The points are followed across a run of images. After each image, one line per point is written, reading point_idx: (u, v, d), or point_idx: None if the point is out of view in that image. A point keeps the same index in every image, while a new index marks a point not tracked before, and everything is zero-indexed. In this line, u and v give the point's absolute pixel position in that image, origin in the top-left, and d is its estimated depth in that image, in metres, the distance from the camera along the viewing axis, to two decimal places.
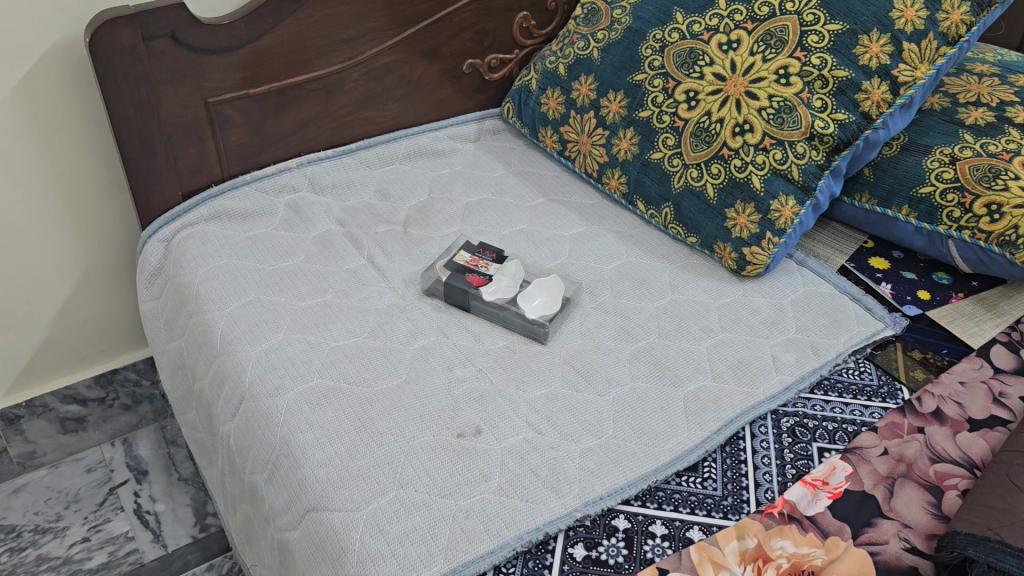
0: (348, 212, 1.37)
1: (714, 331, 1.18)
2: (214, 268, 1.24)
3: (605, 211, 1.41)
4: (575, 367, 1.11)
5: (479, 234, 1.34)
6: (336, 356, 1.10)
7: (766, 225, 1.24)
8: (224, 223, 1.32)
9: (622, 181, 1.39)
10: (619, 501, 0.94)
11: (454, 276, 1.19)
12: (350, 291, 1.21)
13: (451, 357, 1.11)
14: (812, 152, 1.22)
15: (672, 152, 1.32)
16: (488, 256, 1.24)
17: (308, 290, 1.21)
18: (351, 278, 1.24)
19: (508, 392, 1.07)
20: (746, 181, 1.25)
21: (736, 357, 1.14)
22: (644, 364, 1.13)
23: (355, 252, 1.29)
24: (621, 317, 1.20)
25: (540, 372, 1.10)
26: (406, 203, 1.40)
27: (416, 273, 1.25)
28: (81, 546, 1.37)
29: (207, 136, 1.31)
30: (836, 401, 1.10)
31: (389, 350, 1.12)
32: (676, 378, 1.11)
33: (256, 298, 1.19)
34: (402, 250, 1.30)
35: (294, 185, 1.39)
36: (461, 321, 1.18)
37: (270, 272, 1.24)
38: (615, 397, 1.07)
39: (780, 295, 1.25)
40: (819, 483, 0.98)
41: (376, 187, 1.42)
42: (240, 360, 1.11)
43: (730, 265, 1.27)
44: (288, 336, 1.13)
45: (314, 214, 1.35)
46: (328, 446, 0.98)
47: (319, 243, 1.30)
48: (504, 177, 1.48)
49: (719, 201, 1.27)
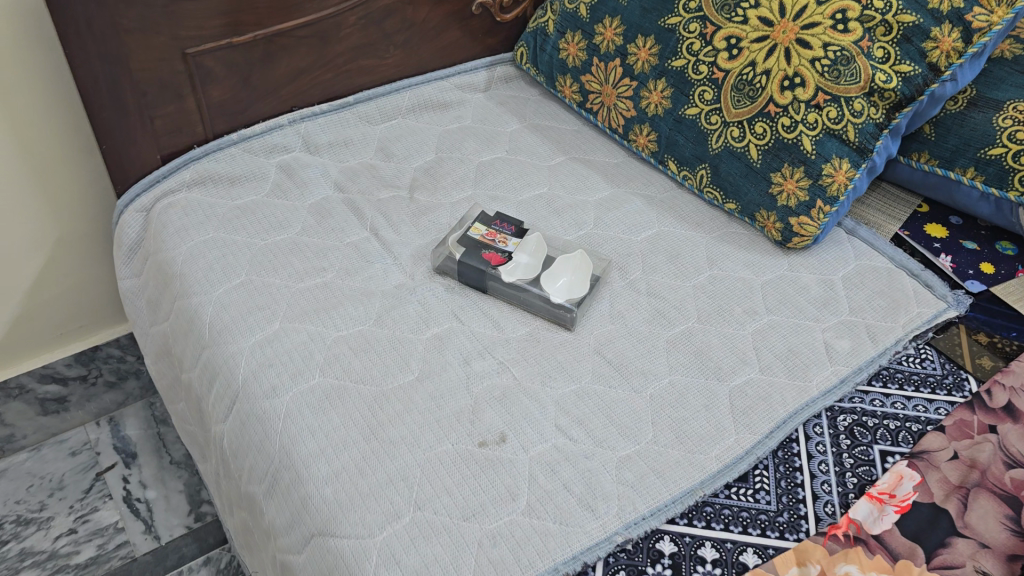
0: (348, 176, 1.23)
1: (760, 314, 1.07)
2: (198, 244, 1.11)
3: (632, 172, 1.28)
4: (607, 358, 1.00)
5: (493, 202, 1.20)
6: (339, 349, 0.98)
7: (817, 192, 1.10)
8: (209, 189, 1.18)
9: (651, 138, 1.25)
10: (664, 520, 0.84)
11: (469, 253, 1.07)
12: (352, 270, 1.08)
13: (468, 349, 1.00)
14: (870, 109, 1.08)
15: (710, 107, 1.17)
16: (506, 229, 1.10)
17: (305, 269, 1.08)
18: (352, 255, 1.11)
19: (533, 389, 0.95)
20: (795, 142, 1.11)
21: (785, 345, 1.03)
22: (683, 353, 1.01)
23: (356, 224, 1.15)
24: (655, 297, 1.08)
25: (568, 365, 0.99)
26: (411, 165, 1.26)
27: (424, 248, 1.12)
28: (68, 539, 1.27)
29: (186, 92, 1.15)
30: (897, 395, 0.99)
31: (398, 340, 1.00)
32: (720, 371, 0.99)
33: (248, 280, 1.06)
34: (409, 221, 1.16)
35: (286, 145, 1.25)
36: (478, 304, 1.06)
37: (263, 248, 1.11)
38: (653, 394, 0.96)
39: (830, 270, 1.13)
40: (886, 497, 0.87)
41: (378, 146, 1.28)
42: (231, 355, 0.98)
43: (774, 236, 1.15)
44: (285, 326, 1.00)
45: (310, 179, 1.21)
46: (333, 459, 0.86)
47: (315, 213, 1.16)
48: (519, 133, 1.33)
49: (763, 164, 1.13)
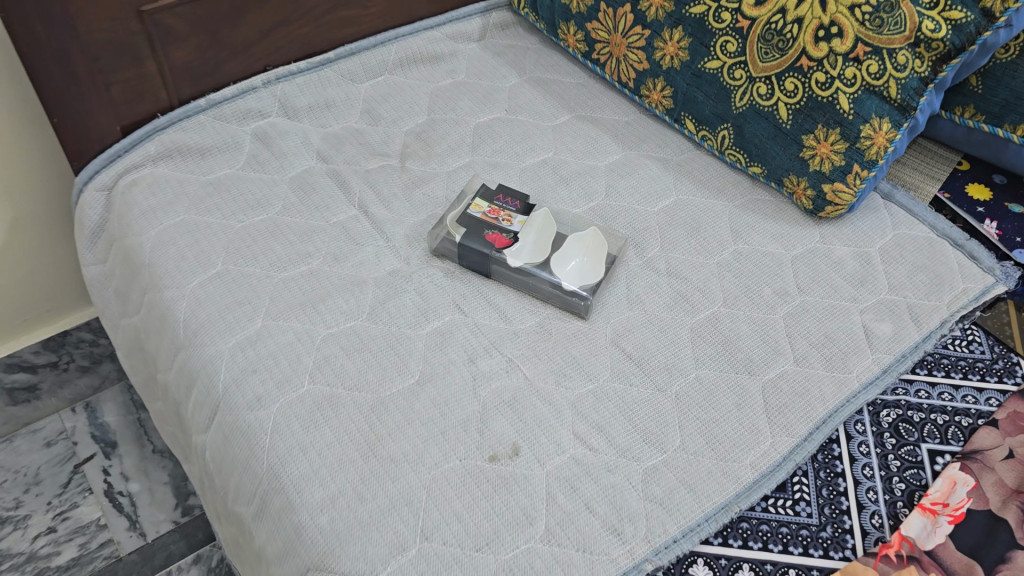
0: (331, 145, 1.11)
1: (792, 295, 0.97)
2: (168, 228, 0.99)
3: (644, 131, 1.16)
4: (627, 352, 0.91)
5: (494, 170, 1.09)
6: (329, 350, 0.88)
7: (854, 156, 1.00)
8: (177, 163, 1.06)
9: (666, 94, 1.14)
10: (698, 542, 0.76)
11: (470, 235, 0.96)
12: (340, 256, 0.98)
13: (473, 345, 0.90)
14: (915, 61, 0.96)
15: (733, 60, 1.05)
16: (511, 205, 1.00)
17: (287, 255, 0.97)
18: (340, 238, 1.00)
19: (547, 390, 0.86)
20: (830, 100, 0.99)
21: (821, 331, 0.94)
22: (709, 343, 0.92)
23: (343, 199, 1.04)
24: (675, 278, 0.98)
25: (584, 361, 0.89)
26: (401, 129, 1.14)
27: (419, 228, 1.01)
28: (47, 538, 1.19)
29: (144, 55, 1.02)
30: (944, 384, 0.91)
31: (395, 337, 0.90)
32: (751, 363, 0.90)
33: (224, 270, 0.95)
34: (402, 196, 1.05)
35: (261, 110, 1.12)
36: (482, 291, 0.96)
37: (240, 231, 0.99)
38: (678, 393, 0.87)
39: (865, 242, 1.03)
40: (939, 507, 0.79)
41: (364, 108, 1.16)
42: (209, 359, 0.88)
43: (805, 204, 1.05)
44: (269, 324, 0.90)
45: (289, 150, 1.09)
46: (328, 482, 0.78)
47: (296, 189, 1.05)
48: (519, 88, 1.21)
49: (794, 124, 1.02)
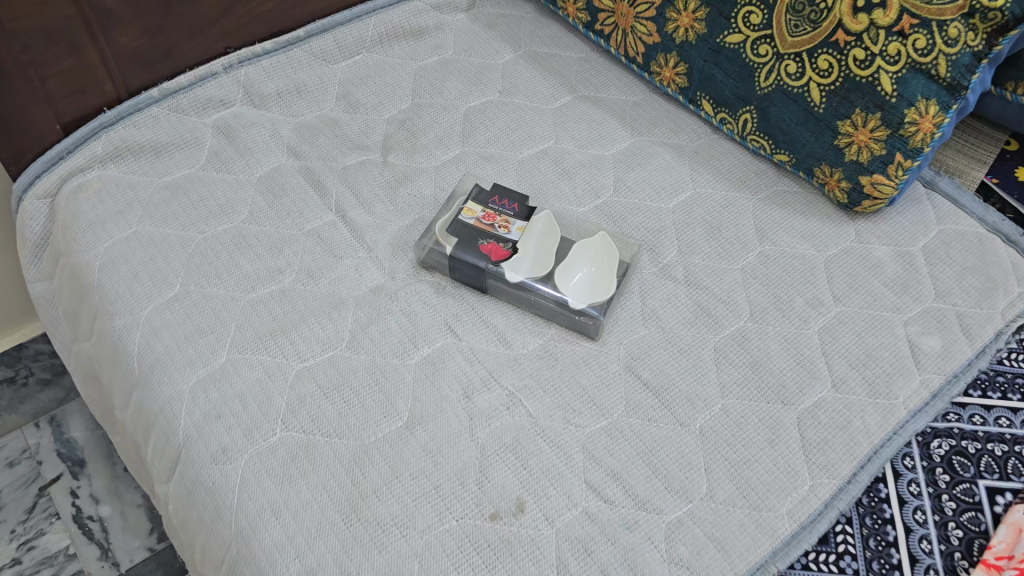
0: (303, 138, 0.98)
1: (826, 306, 0.86)
2: (119, 242, 0.87)
3: (655, 113, 1.04)
4: (643, 380, 0.80)
5: (487, 165, 0.97)
6: (305, 389, 0.77)
7: (896, 143, 0.87)
8: (129, 164, 0.94)
9: (679, 71, 1.01)
10: None
11: (462, 246, 0.85)
12: (315, 272, 0.86)
13: (469, 376, 0.79)
14: (968, 34, 0.83)
15: (758, 34, 0.92)
16: (508, 209, 0.88)
17: (255, 272, 0.85)
18: (316, 249, 0.88)
19: (554, 430, 0.76)
20: (870, 81, 0.87)
21: (863, 348, 0.83)
22: (735, 367, 0.81)
23: (318, 203, 0.92)
24: (696, 288, 0.87)
25: (595, 393, 0.79)
26: (382, 117, 1.01)
27: (404, 235, 0.90)
28: (11, 572, 1.10)
29: (83, 42, 0.88)
30: (1001, 408, 0.80)
31: (379, 370, 0.79)
32: (784, 391, 0.79)
33: (183, 292, 0.84)
34: (384, 198, 0.93)
35: (223, 98, 0.99)
36: (477, 310, 0.85)
37: (201, 244, 0.87)
38: (704, 428, 0.77)
39: (907, 240, 0.92)
40: (1005, 561, 0.69)
41: (340, 94, 1.03)
42: (168, 400, 0.77)
43: (838, 197, 0.93)
44: (236, 357, 0.79)
45: (256, 146, 0.97)
46: (305, 552, 0.67)
47: (265, 192, 0.93)
48: (514, 65, 1.08)
49: (828, 108, 0.90)
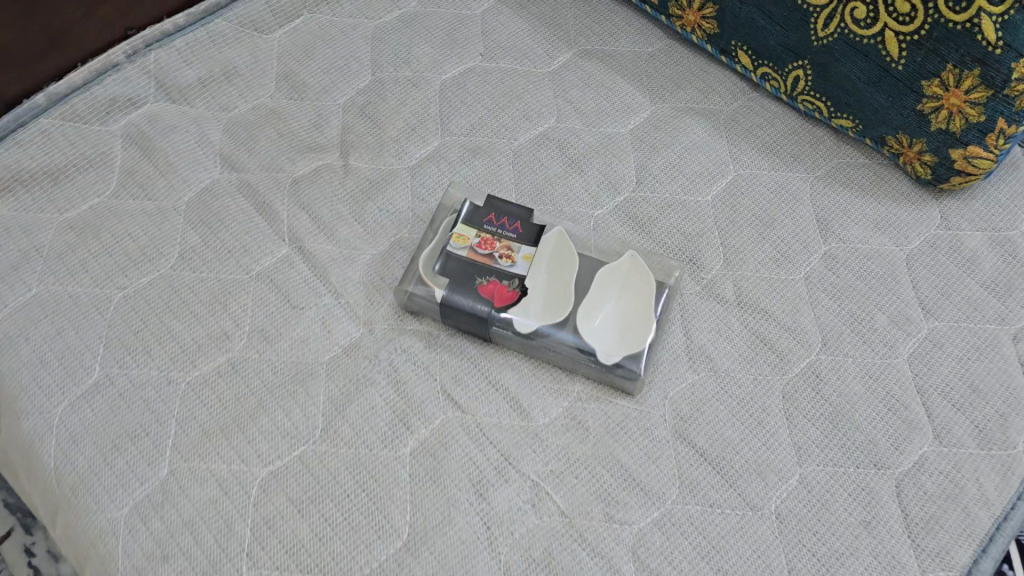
0: (237, 141, 0.77)
1: (915, 323, 0.69)
2: (16, 310, 0.68)
3: (678, 68, 0.83)
4: (699, 449, 0.64)
5: (475, 160, 0.76)
6: (273, 507, 0.60)
7: (999, 106, 0.68)
8: (19, 197, 0.73)
9: (709, 14, 0.79)
10: None
11: (455, 288, 0.66)
12: (271, 334, 0.68)
13: (479, 465, 0.62)
14: None
15: None
16: (508, 229, 0.68)
17: (195, 341, 0.67)
18: (269, 300, 0.69)
19: (595, 533, 0.60)
20: (967, 28, 0.66)
21: (967, 381, 0.66)
22: (812, 422, 0.65)
23: (265, 232, 0.72)
24: (752, 311, 0.70)
25: (641, 474, 0.63)
26: (337, 102, 0.80)
27: (379, 270, 0.71)
28: None
29: None
30: None
31: (366, 469, 0.62)
32: (876, 452, 0.63)
33: (104, 379, 0.65)
34: (349, 217, 0.73)
35: (131, 96, 0.78)
36: (482, 368, 0.67)
37: (121, 306, 0.68)
38: (781, 513, 0.61)
39: (1005, 222, 0.73)
40: None
41: (280, 73, 0.81)
42: (98, 534, 0.60)
43: (918, 171, 0.74)
44: (180, 468, 0.62)
45: (179, 158, 0.76)
46: None
47: (197, 223, 0.73)
48: (496, 15, 0.86)
49: (910, 64, 0.70)
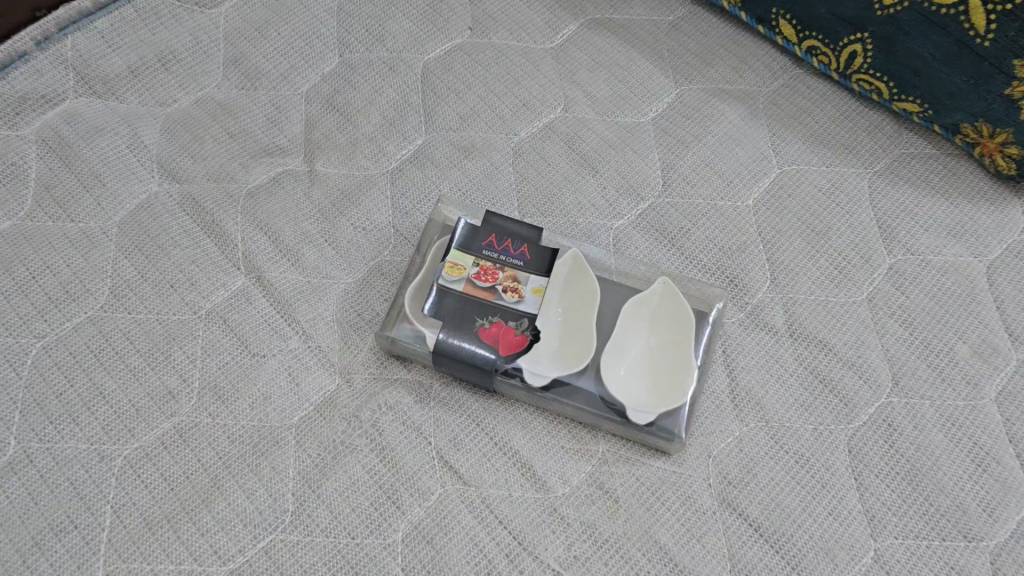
0: (177, 143, 0.63)
1: (1002, 354, 0.58)
2: None
3: (706, 41, 0.69)
4: (752, 522, 0.53)
5: (467, 161, 0.63)
6: None
7: None
8: None
9: None
10: None
11: (450, 328, 0.54)
12: (226, 392, 0.55)
13: (487, 554, 0.51)
14: None
15: None
16: (513, 254, 0.56)
17: (133, 404, 0.55)
18: (222, 347, 0.57)
19: None
20: None
21: None
22: (886, 484, 0.54)
23: (216, 259, 0.59)
24: (807, 345, 0.58)
25: (684, 557, 0.52)
26: (298, 91, 0.66)
27: (356, 304, 0.58)
28: None
29: None
30: None
31: (349, 564, 0.50)
32: (965, 521, 0.53)
33: (20, 456, 0.53)
34: (318, 238, 0.60)
35: (46, 91, 0.64)
36: (485, 426, 0.55)
37: (40, 360, 0.55)
38: None
39: None
40: None
41: (228, 57, 0.67)
42: None
43: (1000, 165, 0.62)
44: (118, 571, 0.50)
45: (107, 166, 0.62)
46: None
47: (130, 249, 0.59)
48: None
49: (999, 39, 0.57)
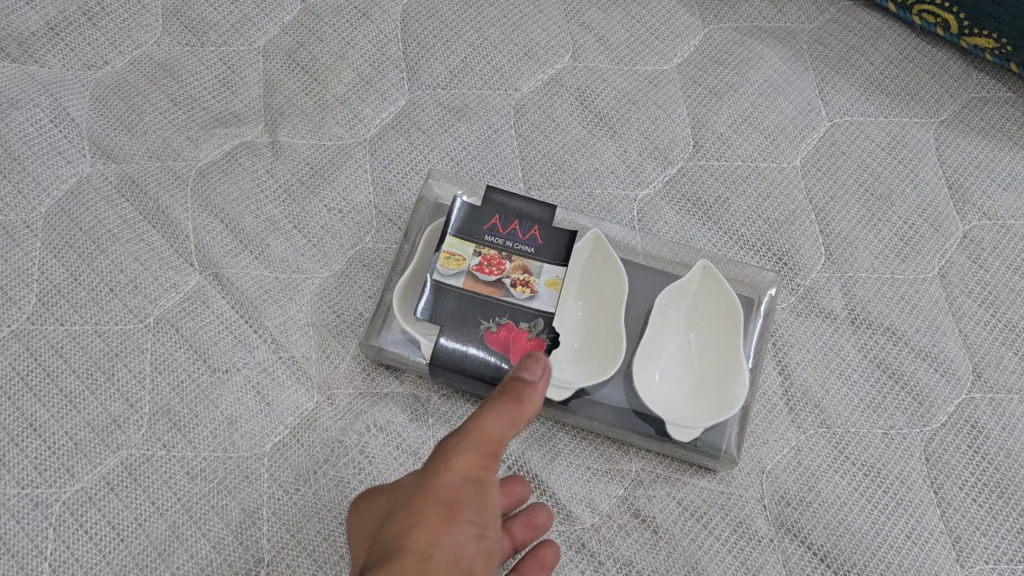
0: (111, 114, 0.53)
1: None
2: None
3: None
4: (818, 551, 0.45)
5: (460, 125, 0.53)
6: None
7: None
8: None
9: None
10: None
11: (451, 331, 0.45)
12: (182, 417, 0.46)
13: None
14: None
15: None
16: (521, 239, 0.47)
17: (70, 437, 0.45)
18: (175, 362, 0.47)
19: None
20: None
21: None
22: (973, 498, 0.46)
23: (163, 254, 0.49)
24: (871, 334, 0.49)
25: None
26: (254, 46, 0.55)
27: (334, 303, 0.49)
28: None
29: None
30: None
31: None
32: None
33: None
34: (285, 224, 0.50)
35: None
36: None
37: None
38: None
39: None
40: None
41: (169, 8, 0.56)
42: None
43: None
44: None
45: (27, 146, 0.51)
46: None
47: (59, 245, 0.49)
48: None
49: None
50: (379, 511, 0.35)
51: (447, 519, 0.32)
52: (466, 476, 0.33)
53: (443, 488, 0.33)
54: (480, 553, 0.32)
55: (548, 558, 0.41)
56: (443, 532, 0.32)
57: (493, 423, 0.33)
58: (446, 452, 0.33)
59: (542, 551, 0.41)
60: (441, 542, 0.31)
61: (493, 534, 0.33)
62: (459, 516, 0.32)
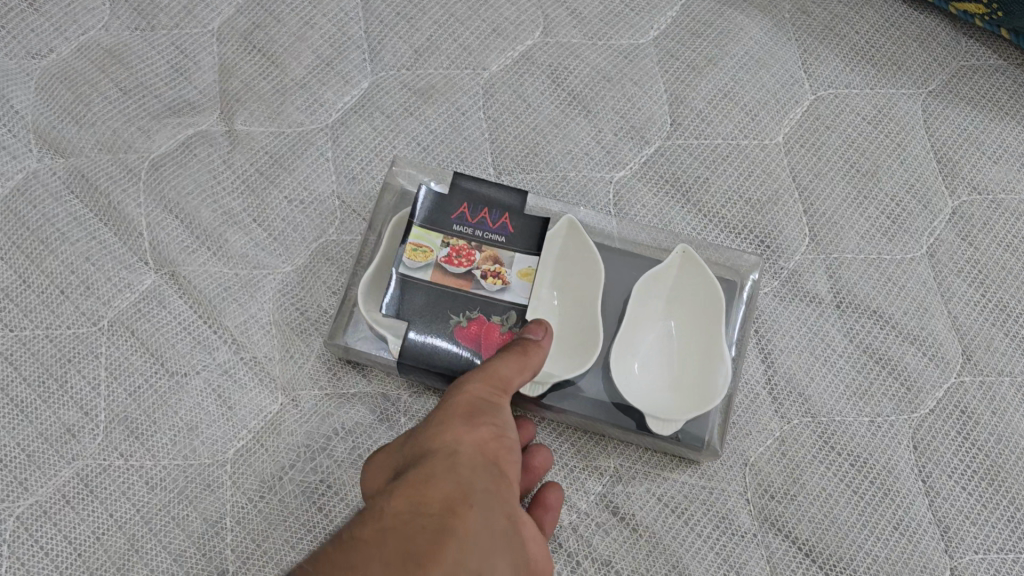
0: (58, 104, 0.50)
1: None
2: None
3: None
4: (804, 545, 0.43)
5: (427, 108, 0.51)
6: None
7: None
8: None
9: None
10: None
11: (419, 327, 0.43)
12: (140, 424, 0.44)
13: None
14: None
15: None
16: (492, 229, 0.45)
17: (24, 448, 0.43)
18: (132, 367, 0.45)
19: None
20: None
21: None
22: (962, 487, 0.44)
23: (116, 253, 0.47)
24: (858, 318, 0.47)
25: None
26: (208, 29, 0.53)
27: (297, 300, 0.47)
28: None
29: None
30: None
31: None
32: None
33: None
34: (244, 218, 0.48)
35: None
36: None
37: None
38: None
39: None
40: None
41: None
42: None
43: None
44: None
45: None
46: None
47: (7, 246, 0.47)
48: None
49: None
50: (389, 452, 0.33)
51: (469, 418, 0.32)
52: (481, 391, 0.34)
53: (462, 399, 0.33)
54: (504, 451, 0.32)
55: (552, 501, 0.41)
56: (465, 428, 0.31)
57: (501, 360, 0.35)
58: (461, 379, 0.34)
59: (545, 494, 0.41)
60: (466, 438, 0.31)
61: (515, 439, 0.33)
62: (479, 419, 0.32)
